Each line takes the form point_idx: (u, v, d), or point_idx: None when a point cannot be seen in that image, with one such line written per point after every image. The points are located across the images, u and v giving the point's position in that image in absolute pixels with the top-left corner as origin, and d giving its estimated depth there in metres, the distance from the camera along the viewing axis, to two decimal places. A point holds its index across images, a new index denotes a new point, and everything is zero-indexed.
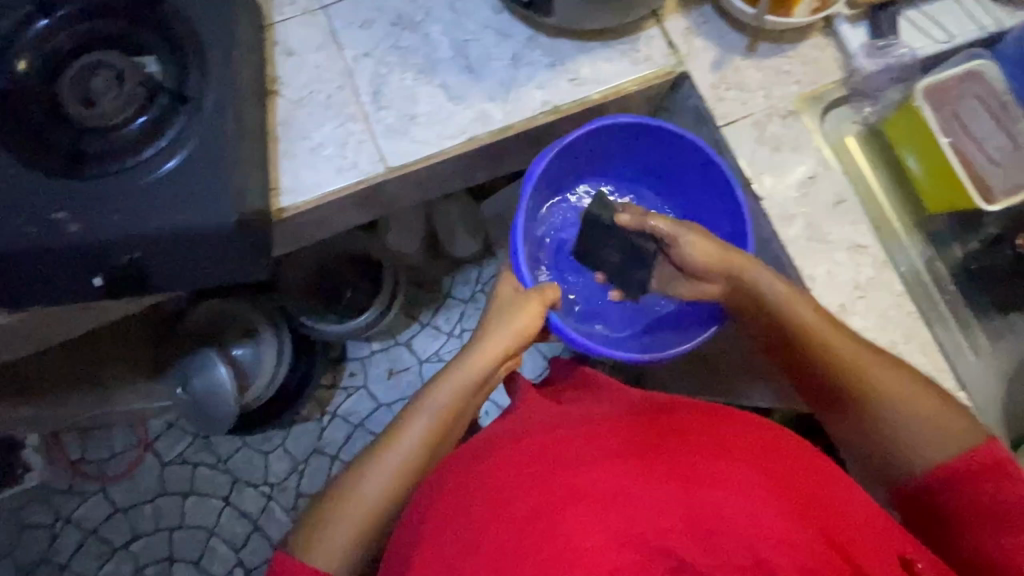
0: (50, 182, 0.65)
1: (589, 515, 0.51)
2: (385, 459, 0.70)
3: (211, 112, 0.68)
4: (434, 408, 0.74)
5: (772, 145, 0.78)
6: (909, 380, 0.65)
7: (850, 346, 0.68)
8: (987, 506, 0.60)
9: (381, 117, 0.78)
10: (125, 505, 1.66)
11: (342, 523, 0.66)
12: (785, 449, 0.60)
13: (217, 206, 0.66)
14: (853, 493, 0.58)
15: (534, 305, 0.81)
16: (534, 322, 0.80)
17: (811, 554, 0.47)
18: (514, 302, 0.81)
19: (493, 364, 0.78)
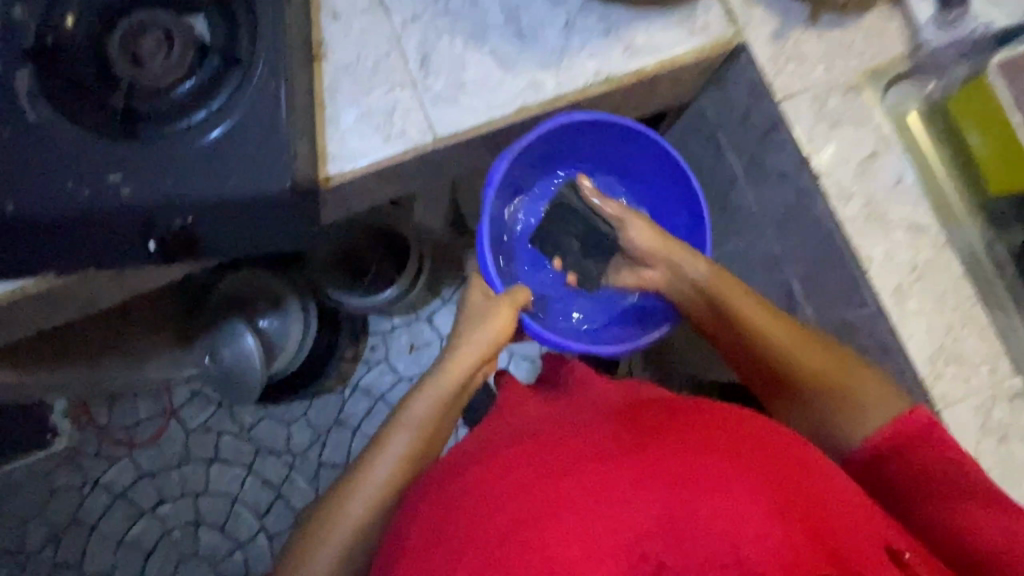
0: (100, 144, 0.64)
1: (568, 520, 0.50)
2: (367, 478, 0.74)
3: (262, 74, 0.67)
4: (414, 420, 0.78)
5: (832, 122, 0.76)
6: (835, 364, 0.72)
7: (790, 337, 0.74)
8: (927, 474, 0.65)
9: (429, 84, 0.76)
10: (151, 470, 1.69)
11: (331, 544, 0.71)
12: (773, 438, 0.58)
13: (272, 170, 0.65)
14: (848, 485, 0.57)
15: (506, 310, 0.87)
16: (507, 326, 0.86)
17: (797, 551, 0.46)
18: (485, 309, 0.88)
19: (472, 369, 0.83)
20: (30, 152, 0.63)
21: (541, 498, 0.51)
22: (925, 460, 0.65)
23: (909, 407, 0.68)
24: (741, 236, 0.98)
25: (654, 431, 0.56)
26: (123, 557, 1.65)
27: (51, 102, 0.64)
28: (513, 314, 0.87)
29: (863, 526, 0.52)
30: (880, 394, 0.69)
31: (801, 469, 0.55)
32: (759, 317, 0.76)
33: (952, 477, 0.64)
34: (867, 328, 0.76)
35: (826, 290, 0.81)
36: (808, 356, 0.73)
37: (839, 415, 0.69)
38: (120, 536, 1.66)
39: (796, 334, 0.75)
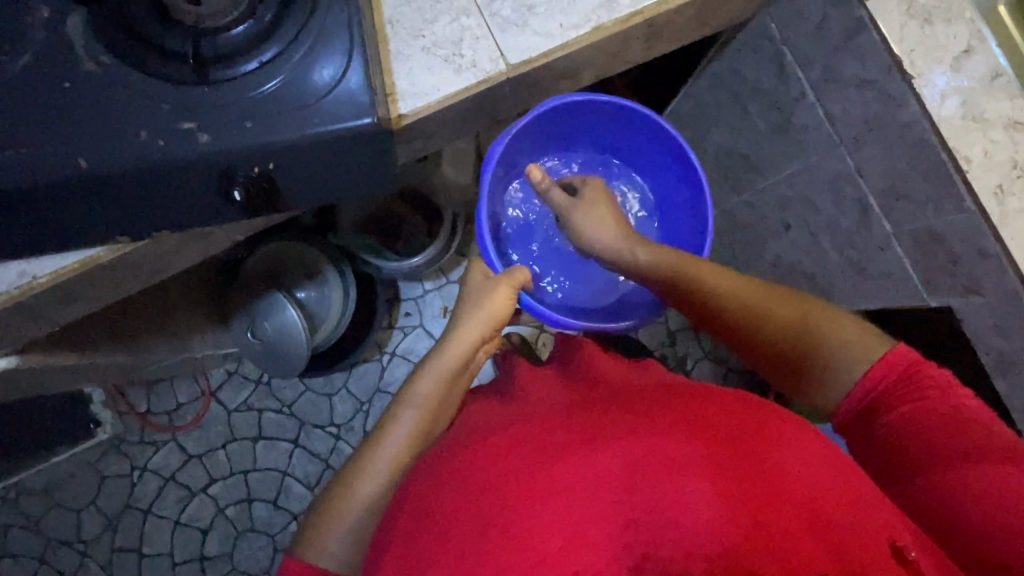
0: (172, 90, 0.60)
1: (553, 515, 0.50)
2: (375, 455, 0.69)
3: (333, 5, 0.62)
4: (418, 400, 0.74)
5: (923, 18, 0.72)
6: (803, 315, 0.69)
7: (749, 299, 0.73)
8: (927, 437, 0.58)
9: (496, 9, 0.71)
10: (197, 452, 1.66)
11: (339, 528, 0.64)
12: (760, 416, 0.58)
13: (356, 105, 0.61)
14: (837, 464, 0.55)
15: (505, 291, 0.87)
16: (504, 304, 0.86)
17: (782, 537, 0.48)
18: (482, 288, 0.88)
19: (471, 346, 0.81)
20: (97, 102, 0.58)
21: (514, 489, 0.52)
22: (917, 413, 0.59)
23: (883, 350, 0.64)
24: (801, 158, 0.94)
25: (634, 420, 0.56)
26: (180, 540, 1.63)
27: (111, 48, 0.59)
28: (512, 293, 0.88)
29: (845, 509, 0.51)
30: (854, 334, 0.66)
31: (782, 462, 0.53)
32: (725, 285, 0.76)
33: (955, 437, 0.57)
34: (962, 234, 0.74)
35: (913, 201, 0.79)
36: (776, 313, 0.70)
37: (815, 370, 0.66)
38: (174, 518, 1.64)
39: (763, 292, 0.73)
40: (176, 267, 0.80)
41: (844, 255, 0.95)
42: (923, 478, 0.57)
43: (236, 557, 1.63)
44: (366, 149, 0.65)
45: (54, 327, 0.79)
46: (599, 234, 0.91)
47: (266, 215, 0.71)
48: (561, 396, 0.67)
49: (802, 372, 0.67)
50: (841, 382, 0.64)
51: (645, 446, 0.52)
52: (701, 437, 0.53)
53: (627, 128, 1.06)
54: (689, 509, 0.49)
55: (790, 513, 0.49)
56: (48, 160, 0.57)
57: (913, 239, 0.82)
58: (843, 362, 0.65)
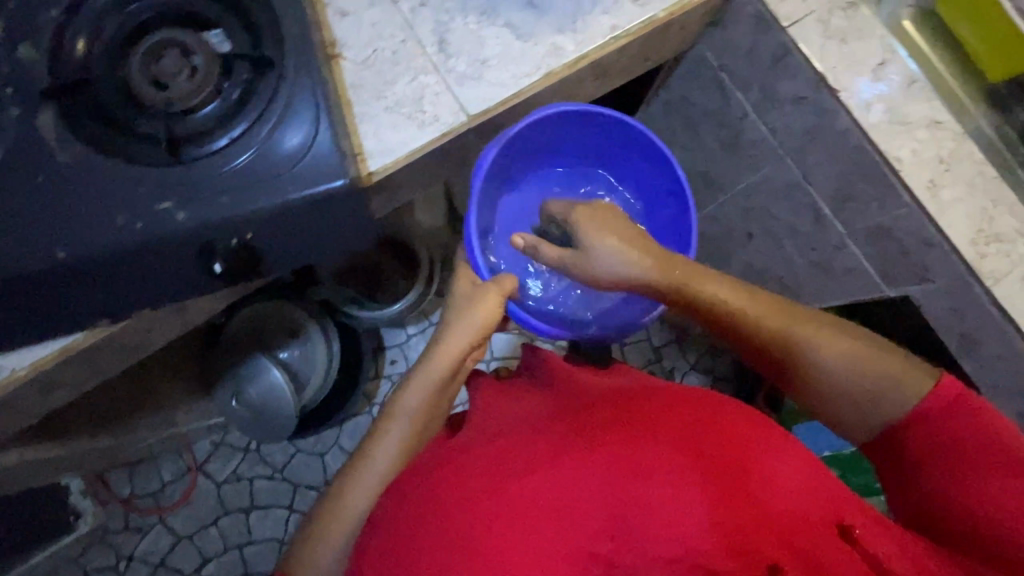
0: (145, 173, 0.61)
1: (529, 528, 0.52)
2: (370, 469, 0.69)
3: (298, 78, 0.65)
4: (409, 411, 0.74)
5: (839, 38, 0.79)
6: (855, 354, 0.65)
7: (793, 331, 0.68)
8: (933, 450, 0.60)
9: (452, 65, 0.76)
10: (188, 532, 1.59)
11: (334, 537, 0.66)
12: (729, 419, 0.60)
13: (328, 168, 0.63)
14: (802, 458, 0.58)
15: (494, 299, 0.82)
16: (493, 317, 0.82)
17: (739, 539, 0.51)
18: (471, 299, 0.82)
19: (460, 356, 0.78)
20: (71, 193, 0.59)
21: (491, 509, 0.53)
22: (947, 429, 0.60)
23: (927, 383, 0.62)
24: (753, 171, 1.00)
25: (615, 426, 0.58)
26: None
27: (83, 137, 0.61)
28: (501, 301, 0.82)
29: (796, 501, 0.55)
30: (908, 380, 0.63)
31: (755, 465, 0.56)
32: (761, 320, 0.69)
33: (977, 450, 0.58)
34: (908, 227, 0.79)
35: (859, 201, 0.85)
36: (825, 347, 0.66)
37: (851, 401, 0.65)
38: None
39: (811, 324, 0.68)
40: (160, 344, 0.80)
41: (805, 257, 1.00)
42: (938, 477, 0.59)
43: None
44: (341, 210, 0.67)
45: (33, 420, 0.77)
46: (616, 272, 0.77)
47: (248, 283, 0.72)
48: (541, 406, 0.68)
49: (835, 400, 0.66)
50: (881, 417, 0.63)
51: (625, 453, 0.55)
52: (675, 441, 0.56)
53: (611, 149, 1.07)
54: (657, 512, 0.52)
55: (757, 510, 0.52)
56: (26, 256, 0.57)
57: (865, 236, 0.87)
58: (877, 385, 0.63)
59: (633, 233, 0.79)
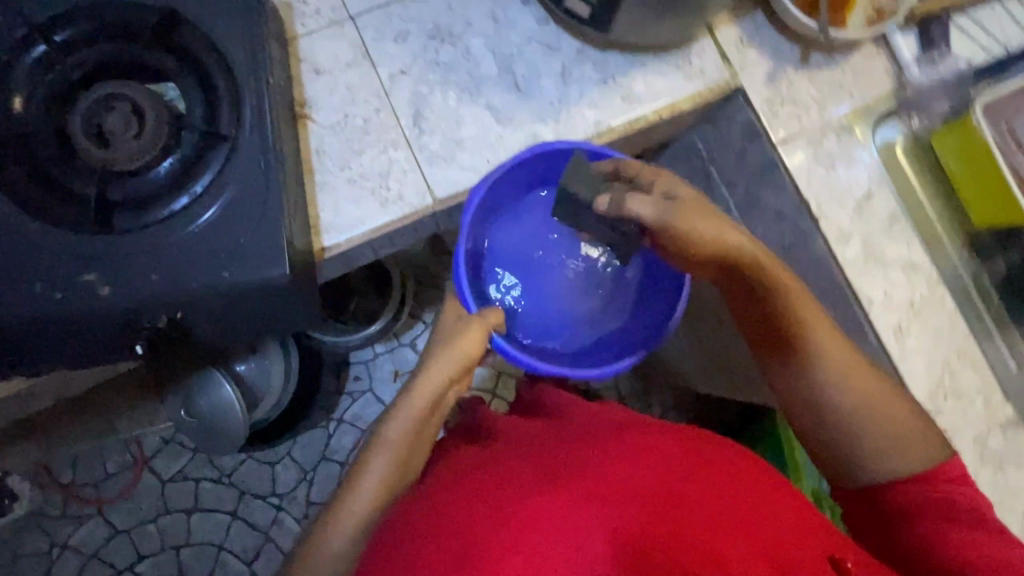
0: (74, 239, 0.57)
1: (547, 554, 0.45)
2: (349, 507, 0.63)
3: (253, 150, 0.61)
4: (392, 444, 0.66)
5: (827, 164, 0.77)
6: (863, 394, 0.65)
7: (822, 335, 0.66)
8: (930, 502, 0.63)
9: (425, 142, 0.72)
10: (125, 527, 1.54)
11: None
12: (729, 463, 0.59)
13: (265, 256, 0.59)
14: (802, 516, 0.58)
15: (475, 331, 0.73)
16: (474, 349, 0.72)
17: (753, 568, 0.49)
18: (454, 328, 0.74)
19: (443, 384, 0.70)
20: None
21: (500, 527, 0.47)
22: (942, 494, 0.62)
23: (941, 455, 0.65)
24: None
25: (617, 441, 0.55)
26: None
27: (9, 194, 0.56)
28: (484, 335, 0.73)
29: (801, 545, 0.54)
30: (917, 446, 0.64)
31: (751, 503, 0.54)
32: (821, 336, 0.66)
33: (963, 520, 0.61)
34: None
35: None
36: (847, 371, 0.65)
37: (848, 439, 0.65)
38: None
39: (843, 354, 0.66)
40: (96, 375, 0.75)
41: None
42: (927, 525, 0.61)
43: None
44: (290, 299, 0.62)
45: None
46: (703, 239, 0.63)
47: (181, 349, 0.69)
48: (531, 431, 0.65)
49: (835, 432, 0.66)
50: (871, 466, 0.65)
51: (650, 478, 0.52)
52: (680, 464, 0.54)
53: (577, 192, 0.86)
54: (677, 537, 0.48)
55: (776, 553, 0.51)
56: None
57: None
58: (890, 430, 0.65)
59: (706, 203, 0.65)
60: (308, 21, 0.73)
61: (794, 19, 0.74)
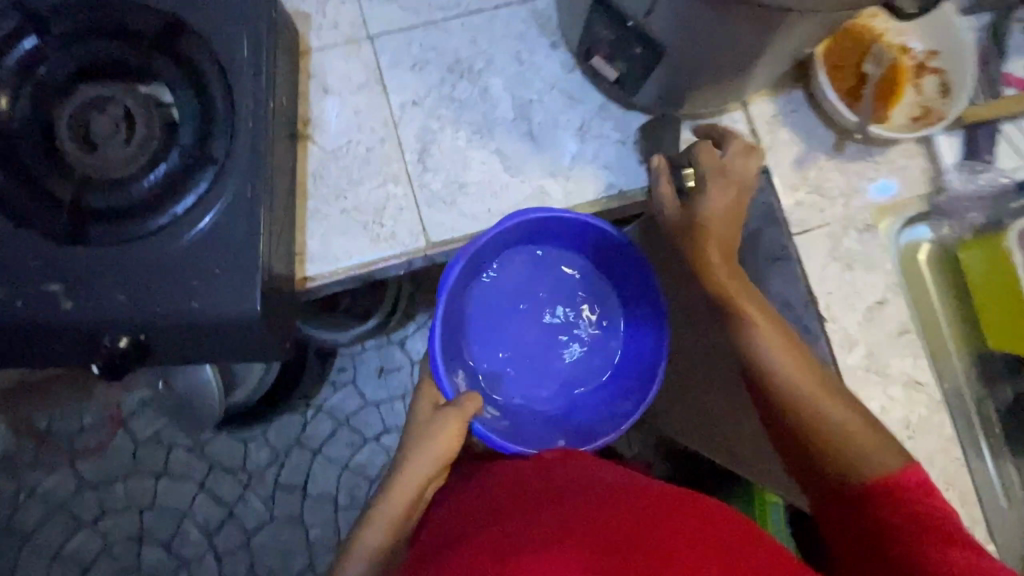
0: (43, 245, 0.55)
1: None
2: None
3: (243, 174, 0.58)
4: (365, 557, 0.61)
5: (845, 262, 0.73)
6: (811, 394, 0.60)
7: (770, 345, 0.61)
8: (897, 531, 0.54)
9: (426, 180, 0.69)
10: (93, 483, 1.19)
11: None
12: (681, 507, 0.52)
13: (239, 290, 0.56)
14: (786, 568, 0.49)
15: (452, 427, 0.65)
16: (453, 446, 0.66)
17: None
18: (428, 424, 0.67)
19: (419, 488, 0.65)
20: None
21: None
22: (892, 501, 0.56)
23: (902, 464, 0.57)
24: None
25: (549, 497, 0.54)
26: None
27: None
28: (462, 428, 0.66)
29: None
30: (874, 456, 0.58)
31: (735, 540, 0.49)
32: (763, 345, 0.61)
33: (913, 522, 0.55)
34: None
35: None
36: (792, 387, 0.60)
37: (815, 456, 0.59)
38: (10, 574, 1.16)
39: (794, 359, 0.61)
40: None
41: None
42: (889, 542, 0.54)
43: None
44: (251, 336, 0.59)
45: None
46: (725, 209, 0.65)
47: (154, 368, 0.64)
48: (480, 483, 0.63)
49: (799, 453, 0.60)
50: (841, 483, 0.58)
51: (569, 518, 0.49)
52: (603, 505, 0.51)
53: (531, 237, 0.74)
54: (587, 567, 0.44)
55: None
56: None
57: None
58: (851, 451, 0.58)
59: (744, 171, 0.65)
60: (324, 37, 0.70)
61: (833, 106, 0.70)
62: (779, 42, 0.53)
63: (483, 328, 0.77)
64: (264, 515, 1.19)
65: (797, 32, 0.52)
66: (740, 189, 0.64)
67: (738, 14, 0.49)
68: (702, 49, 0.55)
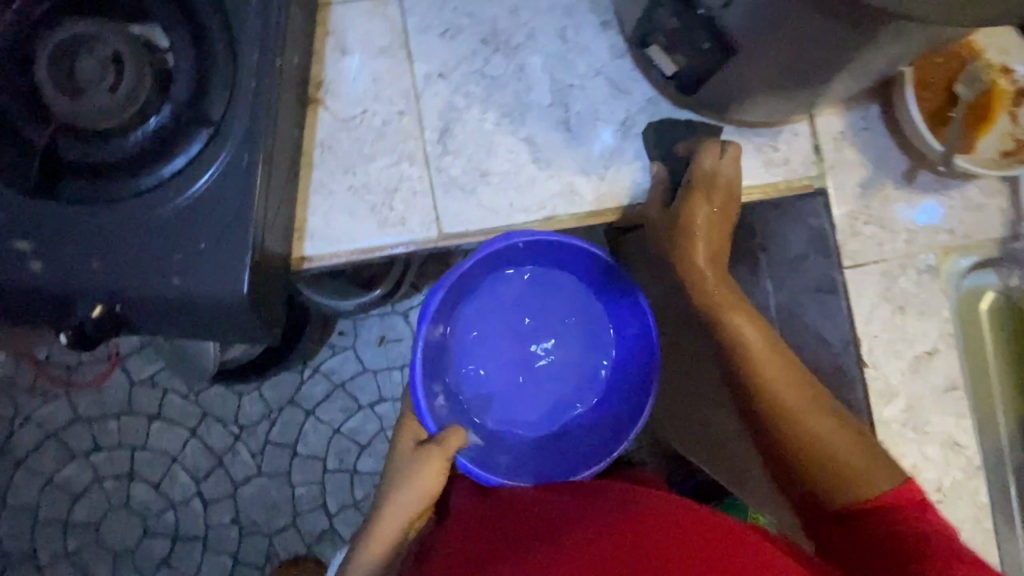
0: (13, 197, 0.50)
1: None
2: None
3: (240, 139, 0.51)
4: None
5: (897, 304, 0.66)
6: (795, 398, 0.56)
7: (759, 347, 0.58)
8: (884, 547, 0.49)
9: (444, 164, 0.62)
10: (89, 416, 1.15)
11: None
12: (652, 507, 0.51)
13: (226, 270, 0.51)
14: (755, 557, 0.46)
15: (433, 465, 0.63)
16: (437, 484, 0.64)
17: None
18: (410, 460, 0.65)
19: (402, 529, 0.63)
20: None
21: None
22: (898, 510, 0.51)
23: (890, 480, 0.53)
24: None
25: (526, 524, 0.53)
26: (5, 525, 1.13)
27: None
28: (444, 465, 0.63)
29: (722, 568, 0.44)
30: (861, 469, 0.53)
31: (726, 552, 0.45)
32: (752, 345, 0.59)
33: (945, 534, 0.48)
34: None
35: None
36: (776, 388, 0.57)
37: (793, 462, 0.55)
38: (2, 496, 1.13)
39: (781, 365, 0.58)
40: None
41: None
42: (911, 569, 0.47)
43: (73, 562, 1.13)
44: (231, 321, 0.54)
45: None
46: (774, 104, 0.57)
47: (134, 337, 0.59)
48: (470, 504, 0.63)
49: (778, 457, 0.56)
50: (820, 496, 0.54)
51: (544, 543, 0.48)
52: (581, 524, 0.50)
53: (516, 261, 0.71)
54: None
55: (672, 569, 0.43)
56: None
57: None
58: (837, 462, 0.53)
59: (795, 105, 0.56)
60: None
61: (914, 129, 0.62)
62: (874, 53, 0.45)
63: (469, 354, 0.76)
64: (252, 468, 1.16)
65: (899, 45, 0.44)
66: (728, 194, 0.61)
67: (836, 11, 0.41)
68: (782, 49, 0.47)
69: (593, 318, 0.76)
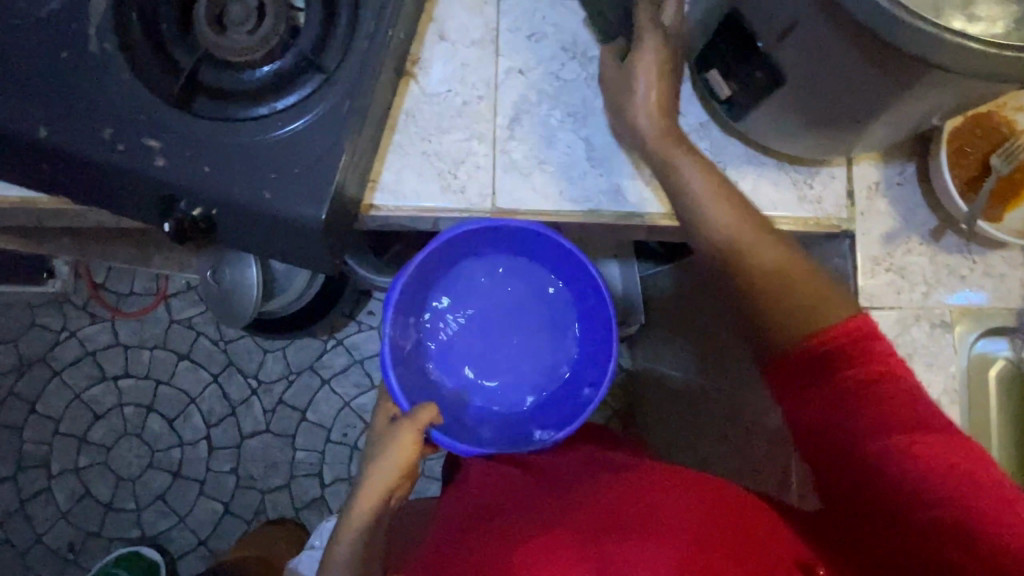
0: (152, 103, 0.59)
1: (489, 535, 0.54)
2: None
3: (348, 87, 0.60)
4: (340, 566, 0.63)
5: (905, 352, 0.69)
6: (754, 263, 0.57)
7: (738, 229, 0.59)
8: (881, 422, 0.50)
9: (509, 147, 0.70)
10: (128, 342, 1.24)
11: None
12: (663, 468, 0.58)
13: (311, 195, 0.58)
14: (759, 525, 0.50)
15: (408, 436, 0.66)
16: (412, 455, 0.67)
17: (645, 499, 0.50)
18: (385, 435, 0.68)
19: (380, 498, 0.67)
20: (84, 88, 0.58)
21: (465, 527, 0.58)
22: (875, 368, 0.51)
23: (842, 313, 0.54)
24: None
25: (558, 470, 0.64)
26: (29, 430, 1.21)
27: (120, 38, 0.59)
28: (416, 436, 0.66)
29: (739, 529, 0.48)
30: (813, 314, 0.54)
31: (739, 518, 0.49)
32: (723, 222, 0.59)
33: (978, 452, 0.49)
34: None
35: None
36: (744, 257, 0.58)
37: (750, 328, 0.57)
38: (33, 403, 1.22)
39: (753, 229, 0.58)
40: (99, 220, 0.77)
41: None
42: (933, 481, 0.48)
43: (81, 477, 1.21)
44: (302, 241, 0.62)
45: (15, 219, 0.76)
46: (805, 139, 0.63)
47: (213, 246, 0.68)
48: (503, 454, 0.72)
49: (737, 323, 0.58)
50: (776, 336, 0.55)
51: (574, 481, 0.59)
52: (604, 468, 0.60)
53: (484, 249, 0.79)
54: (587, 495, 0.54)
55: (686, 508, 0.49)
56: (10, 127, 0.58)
57: None
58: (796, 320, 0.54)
59: (827, 144, 0.62)
60: None
61: (944, 190, 0.66)
62: (905, 105, 0.51)
63: (440, 346, 0.83)
64: (262, 424, 1.23)
65: (932, 97, 0.49)
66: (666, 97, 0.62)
67: (875, 57, 0.46)
68: (824, 88, 0.53)
69: (553, 303, 0.84)
